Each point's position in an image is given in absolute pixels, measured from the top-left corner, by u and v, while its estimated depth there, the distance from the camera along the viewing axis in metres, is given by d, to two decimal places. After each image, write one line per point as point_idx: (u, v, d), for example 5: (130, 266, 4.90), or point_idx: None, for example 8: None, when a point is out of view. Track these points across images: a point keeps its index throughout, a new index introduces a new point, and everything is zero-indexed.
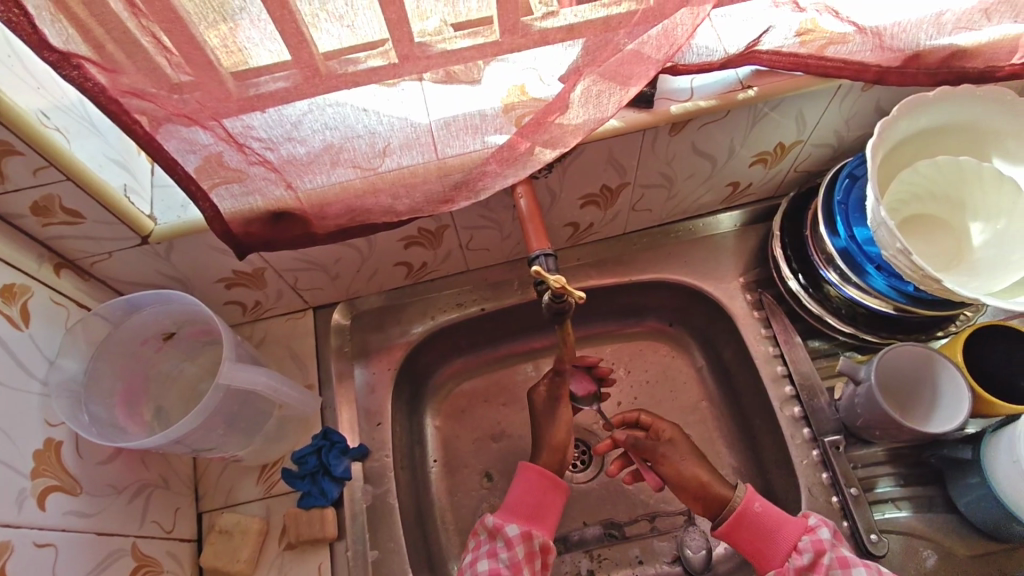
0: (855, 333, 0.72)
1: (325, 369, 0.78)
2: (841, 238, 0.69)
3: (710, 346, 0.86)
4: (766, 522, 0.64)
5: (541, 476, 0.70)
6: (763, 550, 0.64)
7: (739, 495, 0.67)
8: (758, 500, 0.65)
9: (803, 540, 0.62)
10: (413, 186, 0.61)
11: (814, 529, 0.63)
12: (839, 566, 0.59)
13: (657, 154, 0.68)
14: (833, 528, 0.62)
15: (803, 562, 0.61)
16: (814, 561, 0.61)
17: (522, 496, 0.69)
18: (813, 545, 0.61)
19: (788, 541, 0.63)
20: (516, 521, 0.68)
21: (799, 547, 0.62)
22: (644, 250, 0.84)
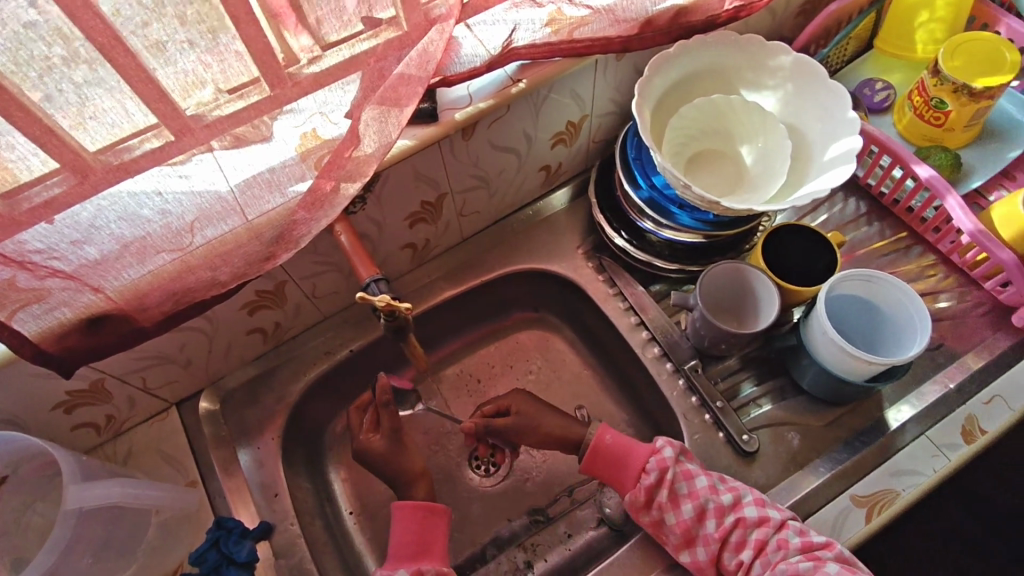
0: (681, 267, 0.80)
1: (204, 461, 0.75)
2: (644, 189, 0.77)
3: (575, 318, 0.92)
4: (619, 451, 0.70)
5: (415, 509, 0.73)
6: (617, 476, 0.70)
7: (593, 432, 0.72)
8: (610, 432, 0.71)
9: (651, 462, 0.68)
10: (230, 254, 0.61)
11: (660, 450, 0.69)
12: (683, 478, 0.67)
13: (461, 159, 0.73)
14: (676, 447, 0.69)
15: (653, 481, 0.67)
16: (661, 478, 0.67)
17: (401, 536, 0.72)
18: (660, 464, 0.68)
19: (637, 465, 0.69)
20: (403, 562, 0.71)
21: (648, 468, 0.68)
22: (489, 250, 0.88)
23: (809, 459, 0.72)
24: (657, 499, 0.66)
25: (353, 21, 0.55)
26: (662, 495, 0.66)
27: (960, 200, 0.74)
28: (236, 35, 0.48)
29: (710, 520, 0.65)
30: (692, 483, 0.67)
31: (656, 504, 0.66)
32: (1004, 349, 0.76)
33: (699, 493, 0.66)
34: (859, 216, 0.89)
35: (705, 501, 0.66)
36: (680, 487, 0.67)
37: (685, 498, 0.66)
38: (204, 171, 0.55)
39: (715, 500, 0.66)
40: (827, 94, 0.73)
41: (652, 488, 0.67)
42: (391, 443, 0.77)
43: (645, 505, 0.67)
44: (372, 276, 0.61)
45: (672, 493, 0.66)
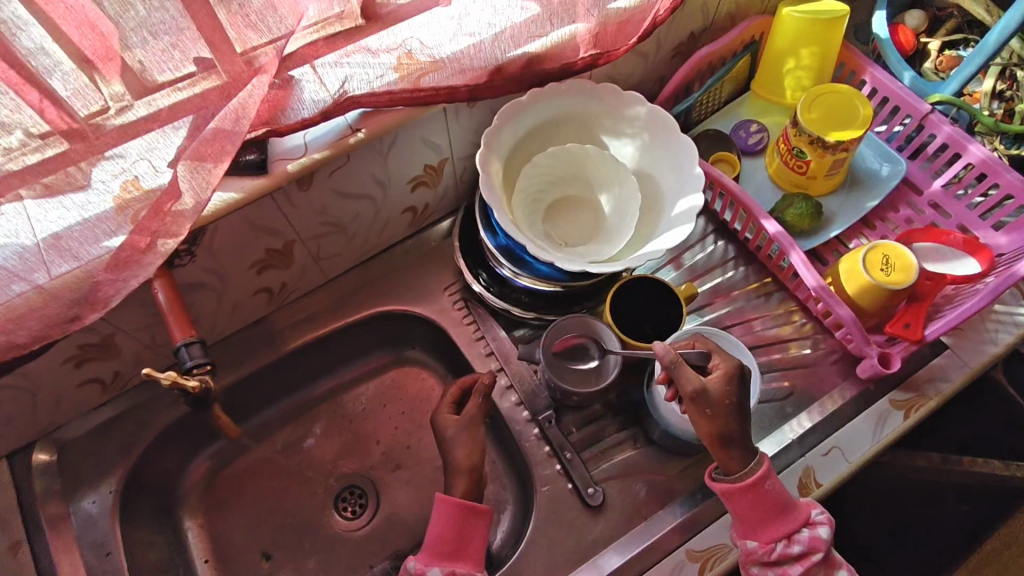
0: (538, 315, 0.80)
1: (33, 519, 0.72)
2: (499, 237, 0.76)
3: (448, 357, 0.91)
4: (774, 506, 0.62)
5: (460, 507, 0.68)
6: (749, 526, 0.62)
7: (764, 467, 0.62)
8: (773, 481, 0.62)
9: (803, 534, 0.62)
10: (21, 318, 0.56)
11: (815, 524, 0.63)
12: (822, 563, 0.62)
13: (302, 207, 0.70)
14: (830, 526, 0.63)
15: (794, 553, 0.61)
16: (802, 553, 0.61)
17: (442, 532, 0.67)
18: (812, 541, 0.61)
19: (785, 529, 0.62)
20: (439, 561, 0.66)
21: (796, 538, 0.61)
22: (356, 291, 0.86)
23: (653, 511, 0.73)
24: (783, 569, 0.61)
25: (185, 63, 0.54)
26: (794, 570, 0.61)
27: (802, 257, 0.76)
28: (16, 93, 0.48)
29: None
30: (829, 572, 0.62)
31: (782, 570, 0.61)
32: (849, 399, 0.78)
33: None
34: (726, 261, 0.90)
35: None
36: (815, 570, 0.62)
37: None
38: (7, 223, 0.53)
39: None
40: (678, 148, 0.74)
41: (790, 555, 0.61)
42: (464, 428, 0.73)
43: (768, 565, 0.62)
44: (183, 341, 0.58)
45: (804, 574, 0.61)
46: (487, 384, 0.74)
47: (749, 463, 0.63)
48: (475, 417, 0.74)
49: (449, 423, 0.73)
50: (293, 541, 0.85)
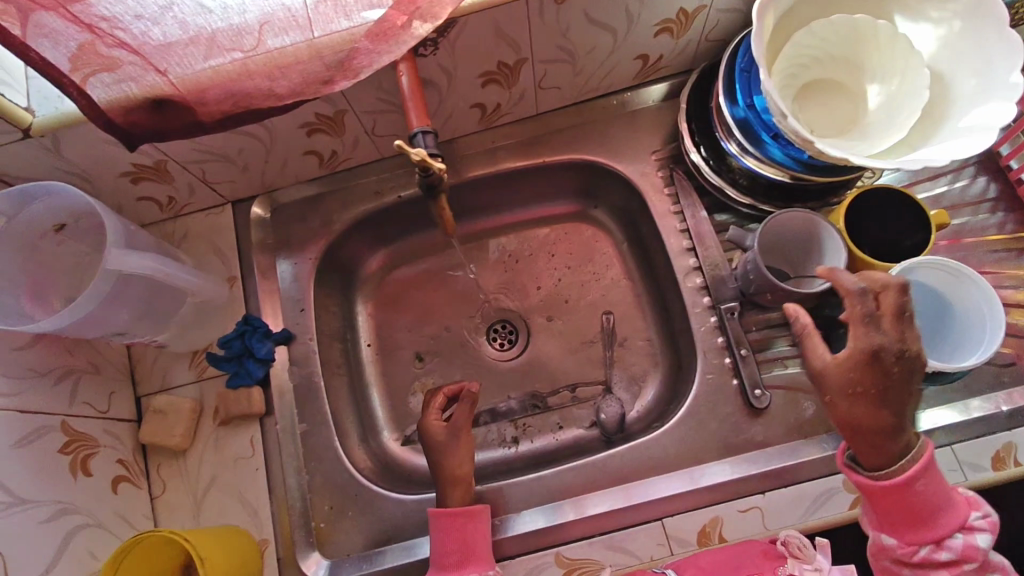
0: (753, 204, 0.74)
1: (247, 262, 0.81)
2: (740, 108, 0.69)
3: (630, 225, 0.89)
4: (924, 507, 0.54)
5: (451, 516, 0.66)
6: (886, 518, 0.56)
7: (910, 460, 0.55)
8: (924, 480, 0.54)
9: (957, 540, 0.54)
10: (287, 67, 0.60)
11: (973, 530, 0.54)
12: (983, 569, 0.54)
13: (548, 24, 0.66)
14: (991, 530, 0.55)
15: (944, 558, 0.54)
16: (953, 560, 0.54)
17: (444, 546, 0.65)
18: (966, 548, 0.54)
19: (931, 530, 0.54)
20: (448, 572, 0.64)
21: (946, 544, 0.54)
22: (560, 133, 0.84)
23: (815, 431, 0.70)
24: (923, 567, 0.55)
25: None
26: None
27: None
28: None
29: None
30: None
31: (919, 573, 0.55)
32: None
33: None
34: (982, 201, 0.77)
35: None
36: (971, 574, 0.54)
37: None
38: None
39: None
40: (997, 48, 0.60)
41: (934, 562, 0.54)
42: (450, 436, 0.71)
43: (903, 562, 0.56)
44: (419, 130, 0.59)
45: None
46: (473, 394, 0.73)
47: (900, 458, 0.55)
48: (462, 424, 0.72)
49: (436, 430, 0.72)
50: (445, 353, 0.91)
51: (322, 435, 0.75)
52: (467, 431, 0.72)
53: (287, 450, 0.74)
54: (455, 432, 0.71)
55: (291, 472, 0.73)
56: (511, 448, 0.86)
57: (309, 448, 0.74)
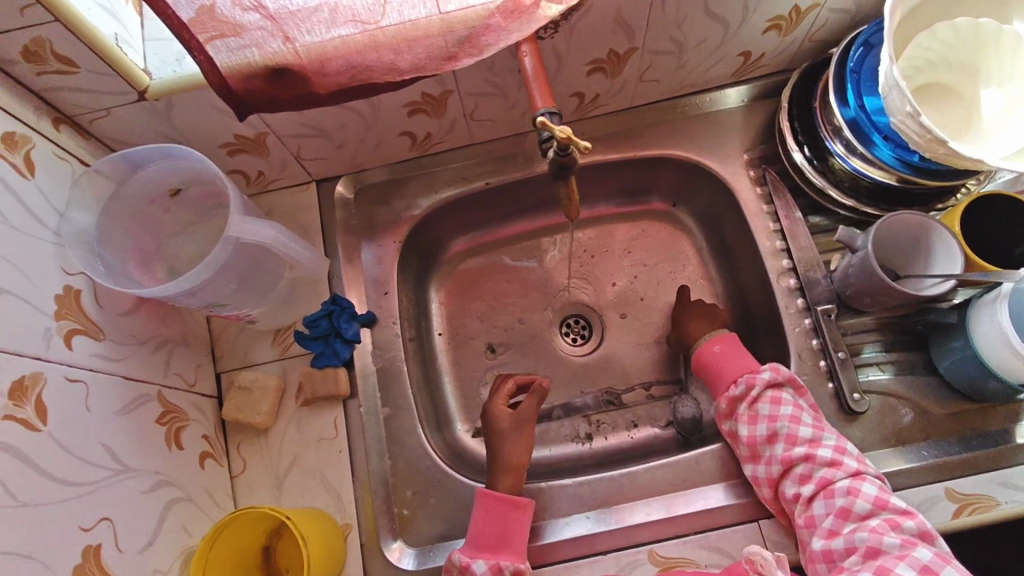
0: (856, 206, 0.73)
1: (331, 242, 0.80)
2: (851, 109, 0.68)
3: (712, 224, 0.88)
4: (717, 364, 0.74)
5: (497, 501, 0.66)
6: (715, 388, 0.74)
7: (705, 339, 0.77)
8: (718, 343, 0.76)
9: (742, 377, 0.71)
10: (416, 41, 0.58)
11: (759, 371, 0.70)
12: (768, 400, 0.68)
13: (668, 12, 0.65)
14: (780, 373, 0.69)
15: (737, 393, 0.70)
16: (745, 394, 0.70)
17: (483, 527, 0.65)
18: (749, 382, 0.70)
19: (729, 378, 0.72)
20: (484, 555, 0.64)
21: (737, 382, 0.71)
22: (651, 128, 0.83)
23: (912, 438, 0.69)
24: (737, 410, 0.70)
25: None
26: (741, 408, 0.69)
27: None
28: None
29: (779, 444, 0.66)
30: (775, 407, 0.67)
31: (736, 414, 0.70)
32: None
33: (778, 417, 0.66)
34: None
35: (781, 426, 0.66)
36: (761, 406, 0.68)
37: (763, 417, 0.67)
38: None
39: (791, 429, 0.66)
40: None
41: (736, 400, 0.70)
42: (514, 426, 0.73)
43: (730, 413, 0.71)
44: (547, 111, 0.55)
45: (751, 409, 0.68)
46: (542, 388, 0.77)
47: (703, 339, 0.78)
48: (529, 415, 0.74)
49: (503, 416, 0.74)
50: (517, 345, 0.89)
51: (405, 421, 0.74)
52: (529, 426, 0.73)
53: (370, 433, 0.72)
54: (518, 424, 0.73)
55: (375, 455, 0.72)
56: (585, 444, 0.84)
57: (394, 433, 0.73)
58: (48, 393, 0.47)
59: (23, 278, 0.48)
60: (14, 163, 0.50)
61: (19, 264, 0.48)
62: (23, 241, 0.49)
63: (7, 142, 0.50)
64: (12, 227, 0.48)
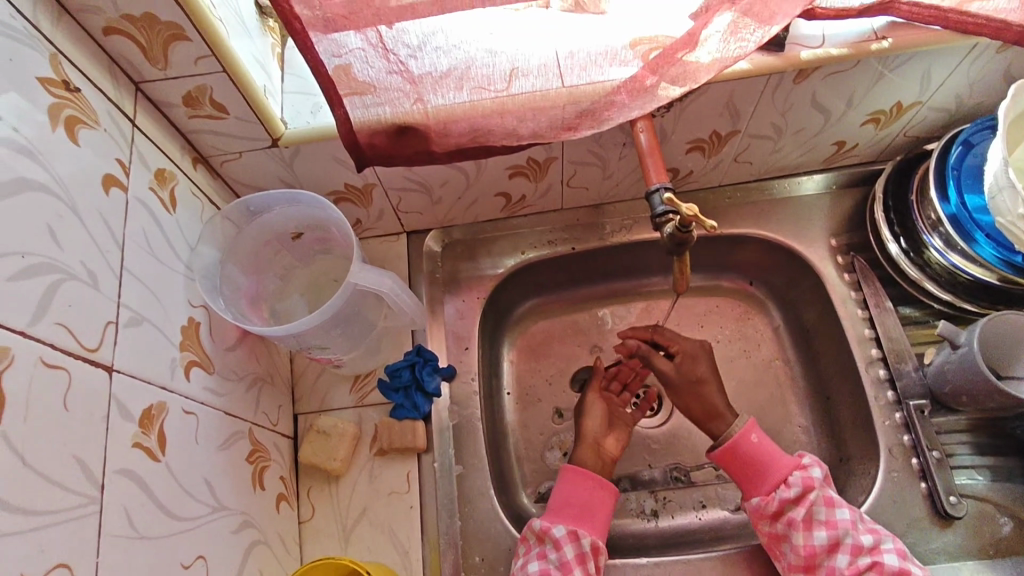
0: (953, 300, 0.72)
1: (417, 293, 0.81)
2: (951, 204, 0.68)
3: (792, 305, 0.87)
4: (756, 453, 0.70)
5: (585, 477, 0.72)
6: (752, 483, 0.70)
7: (739, 426, 0.73)
8: (755, 432, 0.72)
9: (795, 476, 0.67)
10: (541, 111, 0.61)
11: (807, 468, 0.68)
12: (823, 504, 0.65)
13: (777, 101, 0.68)
14: (823, 467, 0.69)
15: (791, 495, 0.66)
16: (801, 496, 0.66)
17: (568, 497, 0.71)
18: (804, 481, 0.67)
19: (775, 477, 0.68)
20: (564, 522, 0.69)
21: (790, 482, 0.67)
22: (737, 206, 0.84)
23: (1012, 551, 0.66)
24: (788, 514, 0.66)
25: None
26: (796, 513, 0.65)
27: None
28: None
29: (842, 554, 0.62)
30: (833, 512, 0.64)
31: (787, 518, 0.66)
32: None
33: (837, 523, 0.64)
34: None
35: (841, 535, 0.63)
36: (818, 511, 0.65)
37: (820, 524, 0.64)
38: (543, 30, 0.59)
39: (854, 538, 0.63)
40: None
41: (788, 502, 0.66)
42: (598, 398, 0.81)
43: (778, 515, 0.66)
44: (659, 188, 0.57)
45: (807, 514, 0.65)
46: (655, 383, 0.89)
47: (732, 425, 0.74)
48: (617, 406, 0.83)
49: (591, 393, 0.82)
50: None
51: (478, 481, 0.72)
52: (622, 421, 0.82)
53: (442, 490, 0.71)
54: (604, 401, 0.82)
55: (445, 515, 0.70)
56: (651, 522, 0.81)
57: (464, 492, 0.71)
58: (169, 424, 0.47)
59: (159, 307, 0.49)
60: (161, 197, 0.53)
61: (158, 294, 0.49)
62: (163, 271, 0.51)
63: (159, 178, 0.53)
64: (156, 257, 0.50)
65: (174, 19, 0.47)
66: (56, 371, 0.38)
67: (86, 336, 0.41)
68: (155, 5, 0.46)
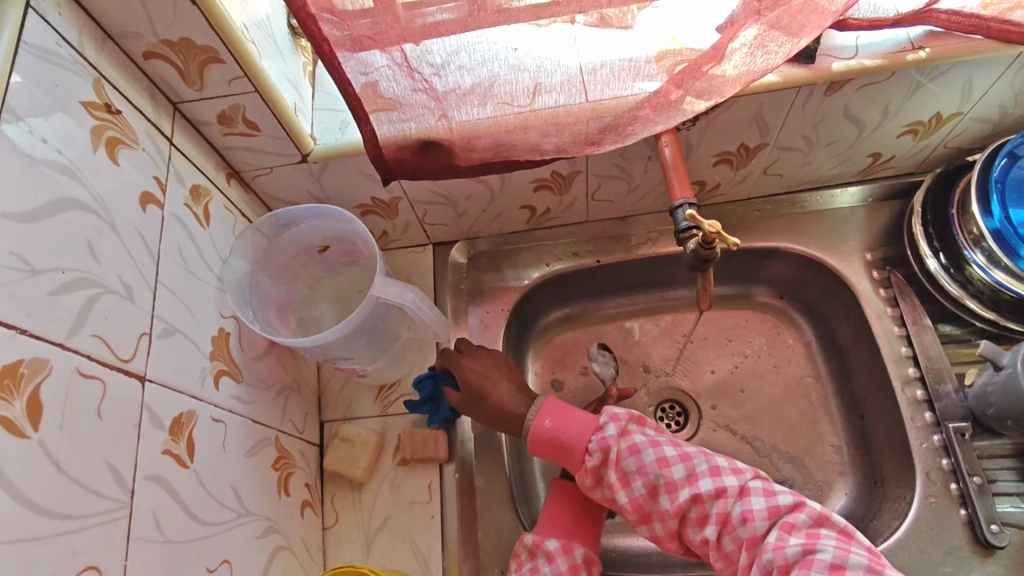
0: (997, 319, 0.69)
1: (442, 303, 0.82)
2: (995, 219, 0.65)
3: (824, 320, 0.84)
4: (555, 438, 0.63)
5: (574, 488, 0.70)
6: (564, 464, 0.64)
7: (532, 413, 0.65)
8: (548, 418, 0.64)
9: (591, 442, 0.62)
10: (563, 126, 0.61)
11: (603, 428, 0.62)
12: (629, 454, 0.60)
13: (807, 112, 0.66)
14: (620, 417, 0.63)
15: (595, 462, 0.61)
16: (604, 459, 0.61)
17: (557, 511, 0.68)
18: (601, 444, 0.61)
19: (578, 450, 0.62)
20: (557, 535, 0.66)
21: (590, 450, 0.61)
22: (766, 219, 0.82)
23: None
24: (605, 478, 0.61)
25: None
26: (609, 476, 0.60)
27: None
28: None
29: (663, 495, 0.58)
30: (639, 458, 0.59)
31: (605, 484, 0.61)
32: None
33: (647, 468, 0.59)
34: None
35: (654, 475, 0.59)
36: (626, 464, 0.60)
37: (634, 475, 0.59)
38: (563, 46, 0.57)
39: (666, 476, 0.58)
40: None
41: (598, 469, 0.61)
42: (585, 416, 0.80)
43: (597, 484, 0.61)
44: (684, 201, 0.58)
45: (619, 472, 0.60)
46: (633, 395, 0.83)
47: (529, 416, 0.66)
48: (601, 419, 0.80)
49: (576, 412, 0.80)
50: None
51: (499, 493, 0.72)
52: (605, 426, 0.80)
53: (463, 502, 0.71)
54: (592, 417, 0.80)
55: (465, 526, 0.70)
56: None
57: (484, 504, 0.71)
58: (197, 432, 0.49)
59: (191, 319, 0.51)
60: (196, 213, 0.55)
61: (190, 306, 0.51)
62: (195, 284, 0.53)
63: (194, 194, 0.55)
64: (189, 271, 0.52)
65: (209, 43, 0.49)
66: (92, 380, 0.40)
67: (121, 346, 0.43)
68: (191, 31, 0.48)
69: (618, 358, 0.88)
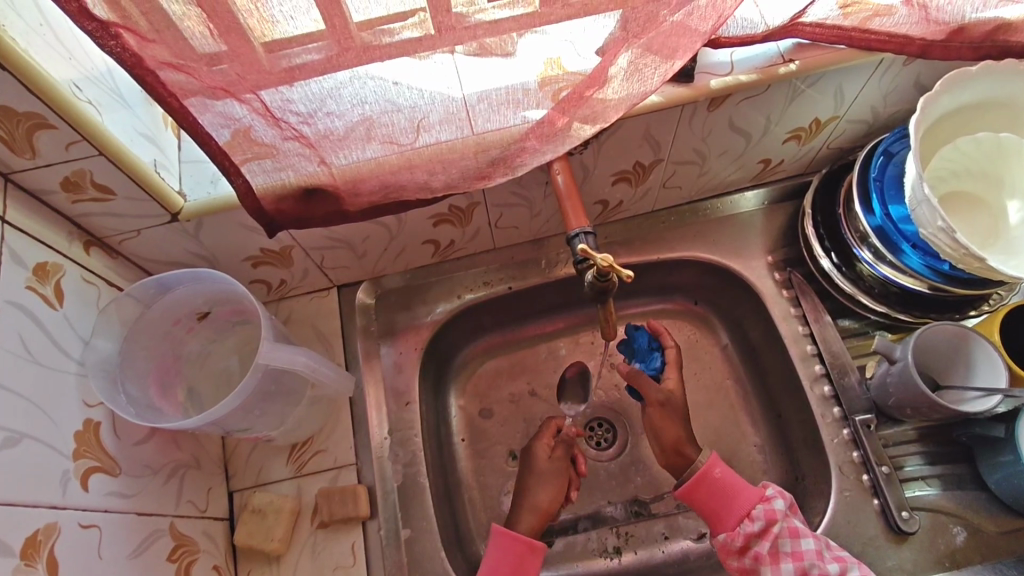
0: (888, 312, 0.72)
1: (352, 348, 0.78)
2: (876, 217, 0.67)
3: (735, 323, 0.86)
4: (721, 489, 0.66)
5: (515, 540, 0.67)
6: (719, 517, 0.65)
7: (701, 460, 0.68)
8: (719, 466, 0.67)
9: (757, 509, 0.63)
10: (449, 162, 0.59)
11: (770, 499, 0.64)
12: (788, 535, 0.62)
13: (694, 128, 0.67)
14: (787, 500, 0.64)
15: (755, 529, 0.63)
16: (765, 529, 0.62)
17: (496, 563, 0.66)
18: (766, 515, 0.63)
19: (742, 510, 0.64)
20: None
21: (753, 515, 0.63)
22: (672, 230, 0.83)
23: (969, 561, 0.65)
24: (755, 548, 0.62)
25: None
26: (763, 547, 0.62)
27: None
28: None
29: None
30: (798, 543, 0.61)
31: (754, 553, 0.62)
32: None
33: (803, 555, 0.60)
34: None
35: (808, 565, 0.60)
36: (783, 543, 0.61)
37: (787, 556, 0.61)
38: (446, 76, 0.53)
39: (820, 568, 0.59)
40: None
41: (752, 537, 0.62)
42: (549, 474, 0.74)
43: (744, 552, 0.63)
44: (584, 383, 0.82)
45: (772, 548, 0.61)
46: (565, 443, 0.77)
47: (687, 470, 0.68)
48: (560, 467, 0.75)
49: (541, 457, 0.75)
50: None
51: (428, 543, 0.69)
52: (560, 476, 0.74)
53: (391, 557, 0.67)
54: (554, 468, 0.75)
55: None
56: (614, 559, 0.78)
57: (413, 557, 0.68)
58: (60, 546, 0.45)
59: (45, 420, 0.47)
60: (43, 294, 0.50)
61: (42, 405, 0.47)
62: (47, 376, 0.48)
63: (39, 273, 0.50)
64: (36, 363, 0.47)
65: (33, 109, 0.44)
66: None
67: None
68: (8, 98, 0.43)
69: (542, 380, 0.87)
